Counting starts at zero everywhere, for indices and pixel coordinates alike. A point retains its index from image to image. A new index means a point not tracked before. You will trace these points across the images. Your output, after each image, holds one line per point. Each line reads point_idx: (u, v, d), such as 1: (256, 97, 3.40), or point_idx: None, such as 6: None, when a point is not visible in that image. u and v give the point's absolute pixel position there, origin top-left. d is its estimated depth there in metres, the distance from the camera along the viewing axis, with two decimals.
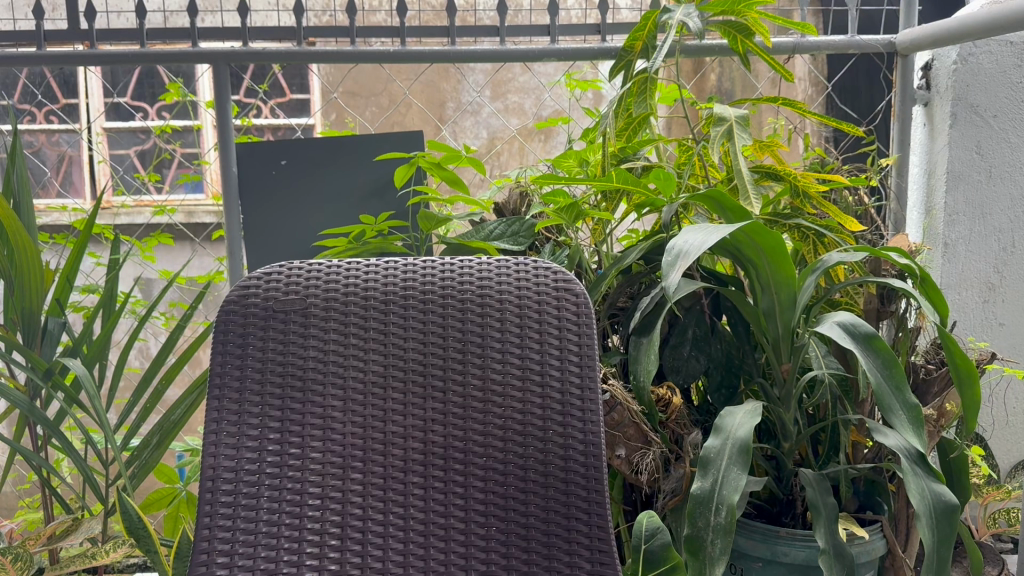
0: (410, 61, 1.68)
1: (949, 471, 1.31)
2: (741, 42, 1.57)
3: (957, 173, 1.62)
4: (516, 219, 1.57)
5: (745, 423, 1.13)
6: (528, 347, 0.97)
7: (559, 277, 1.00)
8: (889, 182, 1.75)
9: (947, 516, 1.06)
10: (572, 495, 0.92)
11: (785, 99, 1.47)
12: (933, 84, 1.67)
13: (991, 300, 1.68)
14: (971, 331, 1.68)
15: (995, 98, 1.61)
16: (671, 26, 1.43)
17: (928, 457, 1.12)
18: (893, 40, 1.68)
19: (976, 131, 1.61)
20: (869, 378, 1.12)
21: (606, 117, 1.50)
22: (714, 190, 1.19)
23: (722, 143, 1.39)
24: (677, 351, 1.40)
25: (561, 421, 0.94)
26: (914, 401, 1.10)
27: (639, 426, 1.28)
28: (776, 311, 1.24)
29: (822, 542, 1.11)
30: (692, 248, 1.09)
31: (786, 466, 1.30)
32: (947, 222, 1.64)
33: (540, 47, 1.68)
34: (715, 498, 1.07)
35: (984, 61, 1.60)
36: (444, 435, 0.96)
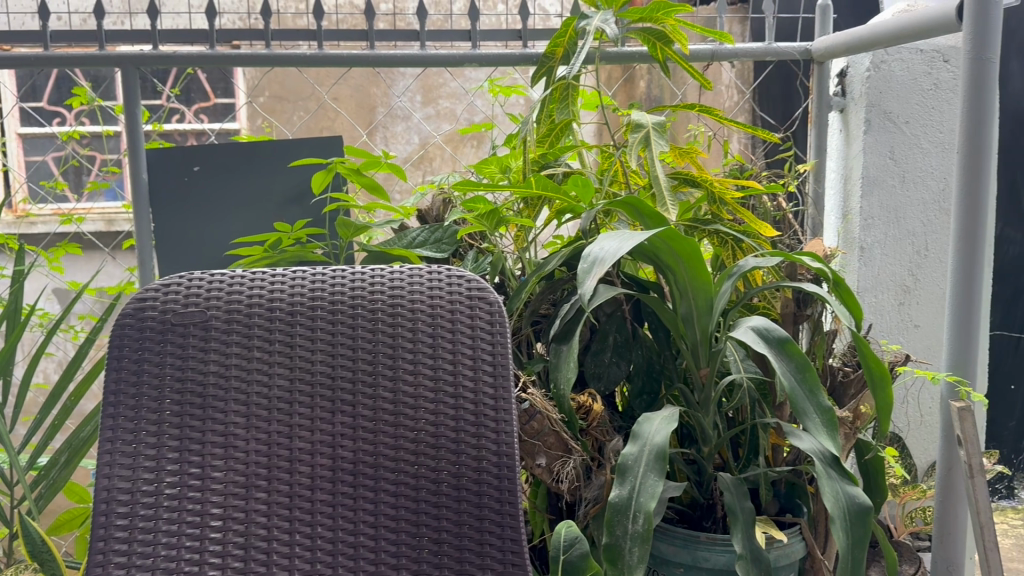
0: (328, 65, 1.63)
1: (867, 472, 1.35)
2: (660, 49, 1.58)
3: (872, 179, 1.64)
4: (439, 226, 1.52)
5: (663, 430, 1.12)
6: (441, 359, 0.95)
7: (474, 286, 0.98)
8: (807, 187, 1.76)
9: (861, 517, 1.08)
10: (486, 507, 0.90)
11: (702, 107, 1.49)
12: (849, 91, 1.68)
13: (906, 303, 1.69)
14: (887, 333, 1.69)
15: (907, 104, 1.64)
16: (588, 32, 1.43)
17: (842, 460, 1.13)
18: (809, 48, 1.69)
19: (889, 137, 1.64)
20: (783, 381, 1.14)
21: (527, 123, 1.48)
22: (632, 196, 1.21)
23: (640, 149, 1.39)
24: (599, 357, 1.39)
25: (475, 432, 0.92)
26: (827, 404, 1.12)
27: (560, 434, 1.22)
28: (694, 317, 1.25)
29: (739, 547, 1.12)
30: (608, 255, 1.10)
31: (707, 471, 1.30)
32: (863, 226, 1.66)
33: (461, 51, 1.64)
34: (632, 506, 1.07)
35: (895, 68, 1.61)
36: (353, 450, 0.93)
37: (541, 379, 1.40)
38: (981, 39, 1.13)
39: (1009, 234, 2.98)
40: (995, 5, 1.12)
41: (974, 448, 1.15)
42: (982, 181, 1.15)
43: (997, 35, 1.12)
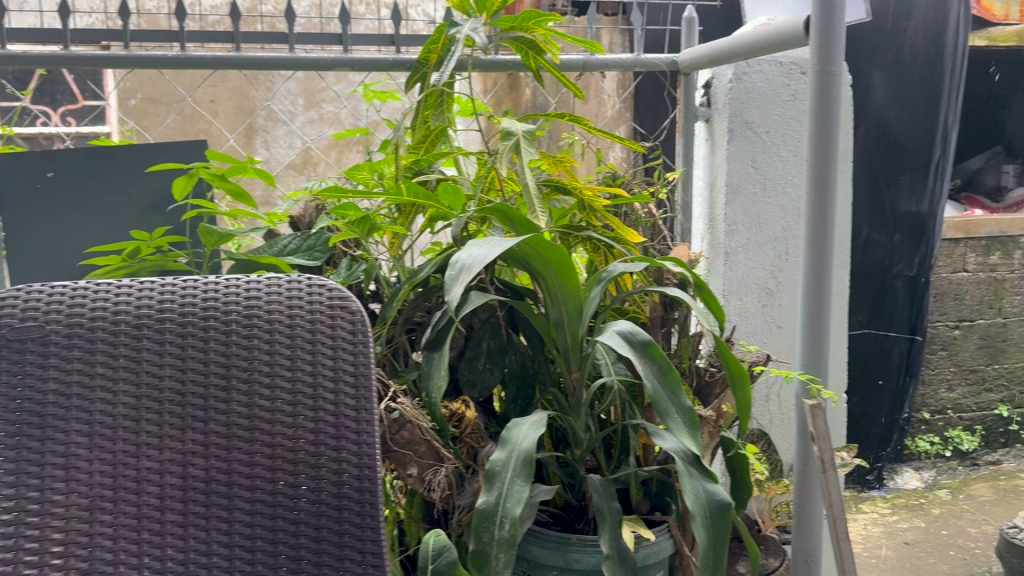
0: (192, 68, 1.58)
1: (732, 468, 1.42)
2: (533, 58, 1.58)
3: (735, 186, 1.71)
4: (311, 233, 1.49)
5: (531, 434, 1.11)
6: (299, 371, 0.90)
7: (336, 294, 0.93)
8: (676, 195, 1.82)
9: (720, 515, 1.11)
10: (346, 521, 0.89)
11: (572, 116, 1.51)
12: (713, 102, 1.75)
13: (769, 305, 1.76)
14: (750, 335, 1.76)
15: (767, 115, 1.71)
16: (459, 40, 1.41)
17: (703, 458, 1.16)
18: (675, 60, 1.74)
19: (750, 146, 1.71)
20: (646, 383, 1.17)
21: (398, 129, 1.46)
22: (502, 203, 1.22)
23: (511, 157, 1.38)
24: (473, 363, 1.36)
25: (334, 445, 0.90)
26: (688, 404, 1.16)
27: (431, 443, 1.19)
28: (564, 322, 1.26)
29: (606, 547, 1.13)
30: (475, 262, 1.10)
31: (578, 474, 1.31)
32: (727, 231, 1.72)
33: (332, 55, 1.61)
34: (499, 513, 1.05)
35: (756, 80, 1.69)
36: (206, 468, 0.89)
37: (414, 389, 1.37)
38: (825, 53, 1.14)
39: (874, 238, 3.13)
40: (838, 19, 1.13)
41: (826, 444, 1.16)
42: (830, 192, 1.17)
43: (840, 51, 1.14)
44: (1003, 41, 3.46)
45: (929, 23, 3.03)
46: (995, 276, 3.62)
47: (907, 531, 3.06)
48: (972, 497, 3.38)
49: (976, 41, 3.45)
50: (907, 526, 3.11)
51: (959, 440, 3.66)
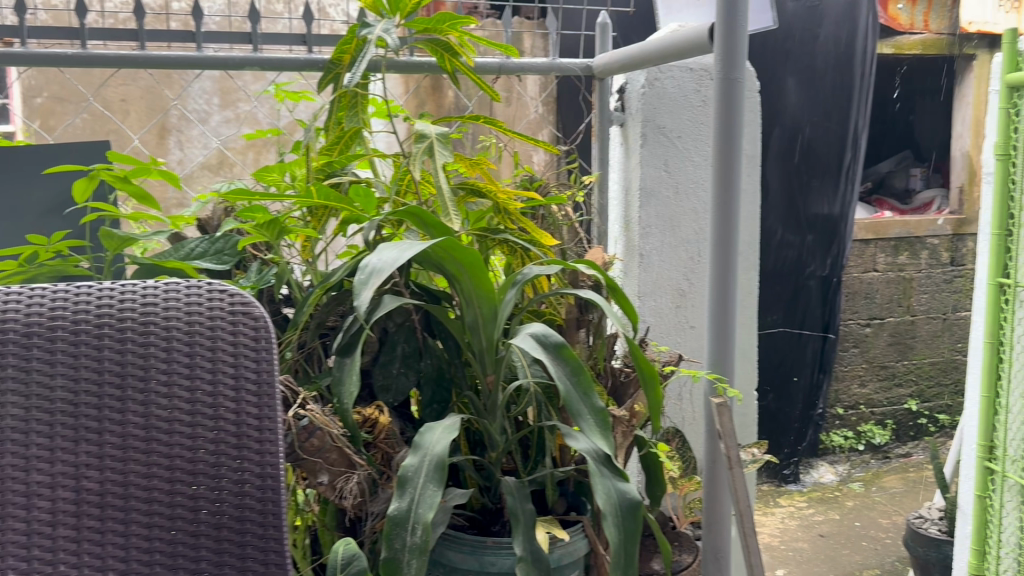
0: (94, 66, 1.53)
1: (647, 467, 1.43)
2: (448, 60, 1.56)
3: (648, 190, 1.74)
4: (220, 236, 1.46)
5: (443, 439, 1.10)
6: (199, 379, 0.86)
7: (237, 299, 0.89)
8: (592, 198, 1.84)
9: (629, 512, 1.12)
10: (248, 531, 0.86)
11: (486, 118, 1.50)
12: (627, 106, 1.77)
13: (683, 306, 1.79)
14: (664, 335, 1.79)
15: (679, 120, 1.74)
16: (370, 41, 1.40)
17: (615, 458, 1.16)
18: (589, 64, 1.76)
19: (663, 150, 1.73)
20: (558, 385, 1.17)
21: (308, 130, 1.43)
22: (416, 206, 1.19)
23: (424, 160, 1.35)
24: (388, 368, 1.32)
25: (235, 454, 0.85)
26: (600, 405, 1.16)
27: (343, 450, 1.17)
28: (480, 326, 1.23)
29: (519, 549, 1.12)
30: (385, 266, 1.09)
31: (495, 477, 1.27)
32: (641, 234, 1.75)
33: (241, 54, 1.58)
34: (411, 518, 1.05)
35: (668, 85, 1.72)
36: (100, 481, 0.83)
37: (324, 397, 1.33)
38: (729, 63, 1.15)
39: (788, 240, 3.23)
40: (741, 30, 1.14)
41: (732, 441, 1.18)
42: (733, 199, 1.18)
43: (743, 59, 1.15)
44: (909, 49, 3.60)
45: (839, 31, 3.12)
46: (904, 275, 3.76)
47: (822, 524, 3.16)
48: (884, 489, 3.50)
49: (883, 49, 3.58)
50: (822, 519, 3.21)
51: (872, 434, 3.79)
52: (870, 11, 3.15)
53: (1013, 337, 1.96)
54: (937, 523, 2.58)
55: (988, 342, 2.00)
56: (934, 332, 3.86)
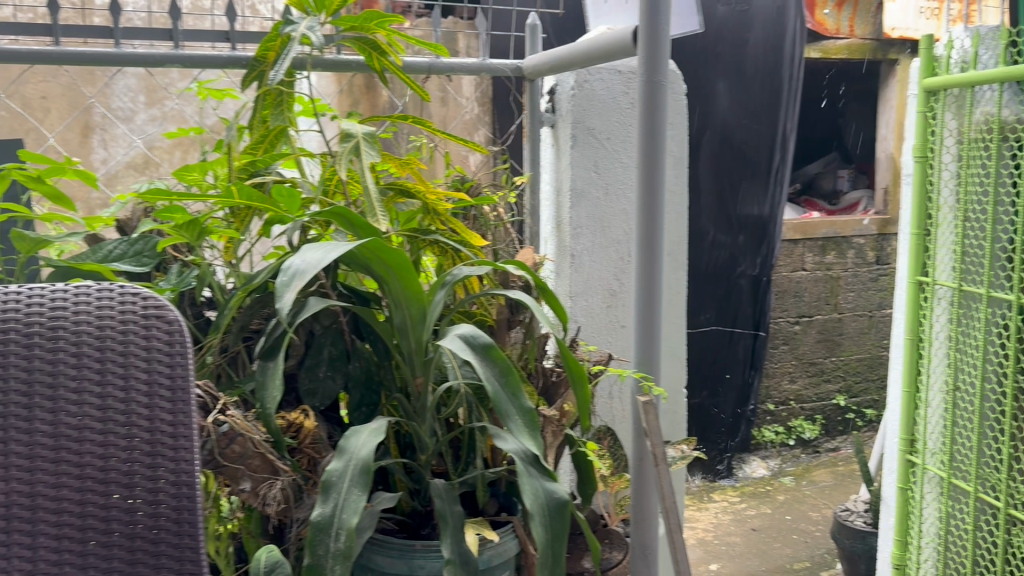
0: (5, 61, 1.47)
1: (580, 466, 1.43)
2: (376, 59, 1.54)
3: (578, 191, 1.75)
4: (139, 237, 1.41)
5: (369, 443, 1.09)
6: (110, 385, 0.83)
7: (150, 302, 0.86)
8: (524, 199, 1.85)
9: (557, 511, 1.12)
10: (163, 540, 0.84)
11: (415, 118, 1.49)
12: (557, 107, 1.78)
13: (614, 305, 1.81)
14: (595, 335, 1.80)
15: (608, 122, 1.76)
16: (293, 39, 1.38)
17: (543, 458, 1.16)
18: (519, 65, 1.74)
19: (592, 151, 1.75)
20: (487, 386, 1.15)
21: (230, 128, 1.40)
22: (341, 206, 1.18)
23: (351, 160, 1.33)
24: (314, 371, 1.30)
25: (149, 462, 0.83)
26: (528, 405, 1.15)
27: (266, 456, 1.14)
28: (408, 328, 1.21)
29: (447, 552, 1.11)
30: (308, 267, 1.07)
31: (424, 480, 1.24)
32: (572, 235, 1.76)
33: (161, 51, 1.53)
34: (335, 524, 1.03)
35: (597, 87, 1.74)
36: (6, 492, 0.79)
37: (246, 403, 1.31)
38: (652, 64, 1.15)
39: (720, 240, 3.28)
40: (663, 33, 1.15)
41: (658, 439, 1.19)
42: (657, 199, 1.18)
43: (666, 62, 1.16)
44: (835, 54, 3.70)
45: (769, 35, 3.18)
46: (831, 274, 3.85)
47: (754, 518, 3.22)
48: (813, 483, 3.59)
49: (811, 54, 3.67)
50: (754, 513, 3.27)
51: (802, 429, 3.88)
52: (798, 16, 3.21)
53: (932, 334, 2.02)
54: (862, 515, 2.65)
55: (909, 339, 2.06)
56: (860, 330, 3.97)
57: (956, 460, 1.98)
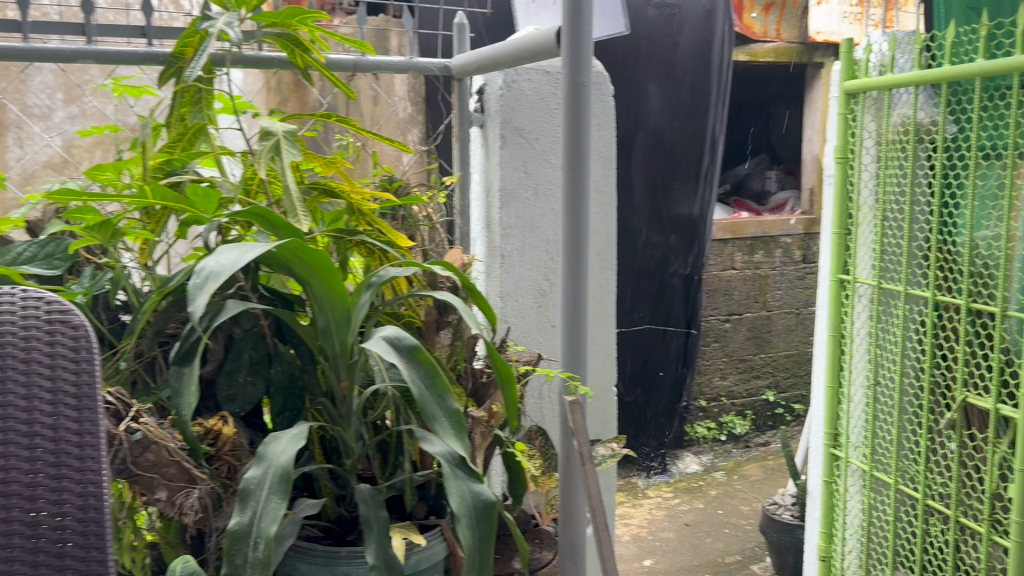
0: None
1: (511, 468, 1.42)
2: (299, 56, 1.50)
3: (508, 191, 1.74)
4: (51, 239, 1.36)
5: (289, 449, 1.07)
6: (10, 393, 0.79)
7: (54, 307, 0.83)
8: (454, 199, 1.84)
9: (484, 514, 1.11)
10: (68, 555, 0.79)
11: (339, 116, 1.46)
12: (486, 107, 1.77)
13: (544, 305, 1.81)
14: (526, 335, 1.80)
15: (536, 122, 1.75)
16: (210, 35, 1.34)
17: (470, 460, 1.14)
18: (447, 64, 1.73)
19: (521, 152, 1.74)
20: (412, 389, 1.13)
21: (146, 126, 1.35)
22: (258, 206, 1.14)
23: (271, 159, 1.30)
24: (233, 376, 1.26)
25: (53, 473, 0.79)
26: (455, 407, 1.14)
27: (182, 464, 1.11)
28: (331, 331, 1.18)
29: (372, 558, 1.09)
30: (222, 269, 1.05)
31: (349, 485, 1.22)
32: (502, 235, 1.75)
33: (73, 46, 1.47)
34: (253, 533, 1.01)
35: (525, 88, 1.73)
36: None
37: (162, 410, 1.27)
38: (576, 65, 1.15)
39: (652, 240, 3.32)
40: (586, 34, 1.15)
41: (584, 438, 1.19)
42: (583, 200, 1.18)
43: (589, 63, 1.15)
44: (763, 57, 3.77)
45: (698, 38, 3.22)
46: (759, 273, 3.93)
47: (687, 513, 3.27)
48: (744, 477, 3.65)
49: (739, 57, 3.74)
50: (687, 508, 3.32)
51: (733, 424, 3.95)
52: (726, 20, 3.27)
53: (853, 330, 2.08)
54: (789, 508, 2.70)
55: (831, 335, 2.11)
56: (788, 326, 4.06)
57: (877, 453, 2.04)
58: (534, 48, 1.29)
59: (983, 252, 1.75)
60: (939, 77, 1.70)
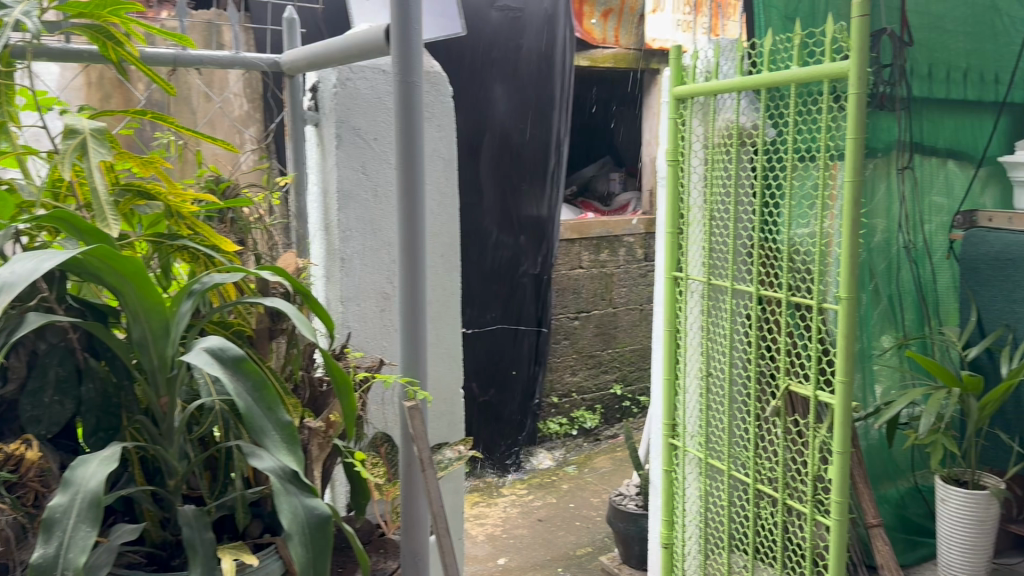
0: None
1: (352, 478, 1.37)
2: (111, 50, 1.40)
3: (346, 193, 1.70)
4: None
5: (99, 472, 0.99)
6: None
7: None
8: (289, 201, 1.77)
9: (319, 528, 1.07)
10: None
11: (154, 114, 1.36)
12: (320, 106, 1.72)
13: (387, 309, 1.77)
14: (368, 340, 1.76)
15: (373, 122, 1.72)
16: (4, 24, 1.22)
17: (303, 474, 1.10)
18: (277, 60, 1.66)
19: (359, 152, 1.70)
20: (238, 402, 1.07)
21: None
22: (60, 210, 1.05)
23: (77, 159, 1.20)
24: (37, 397, 1.16)
25: None
26: (285, 419, 1.09)
27: None
28: (148, 343, 1.11)
29: None
30: (17, 279, 0.96)
31: (174, 507, 1.15)
32: (341, 238, 1.70)
33: None
34: (60, 565, 0.93)
35: (360, 86, 1.70)
36: None
37: None
38: (406, 63, 1.12)
39: (502, 240, 3.33)
40: (415, 33, 1.12)
41: (424, 444, 1.17)
42: (419, 201, 1.15)
43: (420, 62, 1.13)
44: (602, 63, 3.86)
45: (540, 42, 3.27)
46: (605, 272, 4.04)
47: (541, 509, 3.31)
48: (594, 470, 3.73)
49: (579, 62, 3.81)
50: (540, 504, 3.36)
51: (583, 419, 4.04)
52: (567, 26, 3.33)
53: (687, 325, 2.16)
54: (634, 498, 2.79)
55: (667, 330, 2.19)
56: (632, 322, 4.19)
57: (712, 441, 2.13)
58: (362, 46, 1.25)
59: (800, 248, 1.86)
60: (758, 83, 1.79)
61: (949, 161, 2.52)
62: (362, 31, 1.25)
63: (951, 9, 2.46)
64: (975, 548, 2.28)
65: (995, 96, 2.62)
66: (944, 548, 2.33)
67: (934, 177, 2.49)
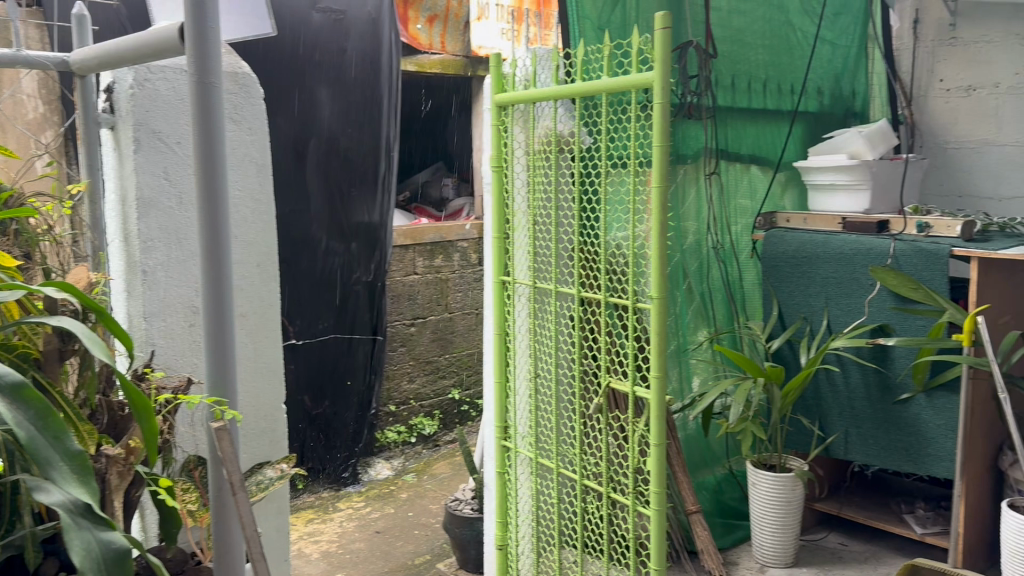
0: None
1: (160, 506, 1.29)
2: None
3: (147, 200, 1.60)
4: None
5: None
6: None
7: None
8: (83, 211, 1.65)
9: (116, 564, 1.00)
10: None
11: None
12: (116, 108, 1.62)
13: (196, 324, 1.69)
14: (176, 357, 1.67)
15: (175, 125, 1.63)
16: None
17: (98, 507, 1.02)
18: (65, 60, 1.54)
19: (160, 157, 1.61)
20: (19, 432, 0.98)
21: None
22: None
23: None
24: None
25: None
26: (75, 448, 1.01)
27: None
28: None
29: None
30: None
31: None
32: (142, 249, 1.60)
33: None
34: None
35: (160, 87, 1.60)
36: None
37: None
38: (203, 63, 1.07)
39: (332, 247, 3.25)
40: (211, 31, 1.07)
41: (235, 467, 1.13)
42: (219, 208, 1.10)
43: (216, 63, 1.08)
44: (430, 69, 3.86)
45: (362, 45, 3.22)
46: (439, 277, 4.03)
47: (379, 520, 3.26)
48: (433, 476, 3.71)
49: (406, 67, 3.79)
50: (378, 515, 3.30)
51: (421, 426, 4.01)
52: (391, 30, 3.30)
53: (515, 327, 2.20)
54: (470, 503, 2.79)
55: (497, 334, 2.21)
56: (468, 327, 4.21)
57: (541, 440, 2.17)
58: (157, 44, 1.18)
59: (616, 250, 1.92)
60: (572, 91, 1.84)
61: (752, 166, 2.70)
62: (155, 28, 1.18)
63: (749, 23, 2.63)
64: (784, 528, 2.44)
65: (791, 105, 2.82)
66: (757, 531, 2.48)
67: (738, 181, 2.65)
